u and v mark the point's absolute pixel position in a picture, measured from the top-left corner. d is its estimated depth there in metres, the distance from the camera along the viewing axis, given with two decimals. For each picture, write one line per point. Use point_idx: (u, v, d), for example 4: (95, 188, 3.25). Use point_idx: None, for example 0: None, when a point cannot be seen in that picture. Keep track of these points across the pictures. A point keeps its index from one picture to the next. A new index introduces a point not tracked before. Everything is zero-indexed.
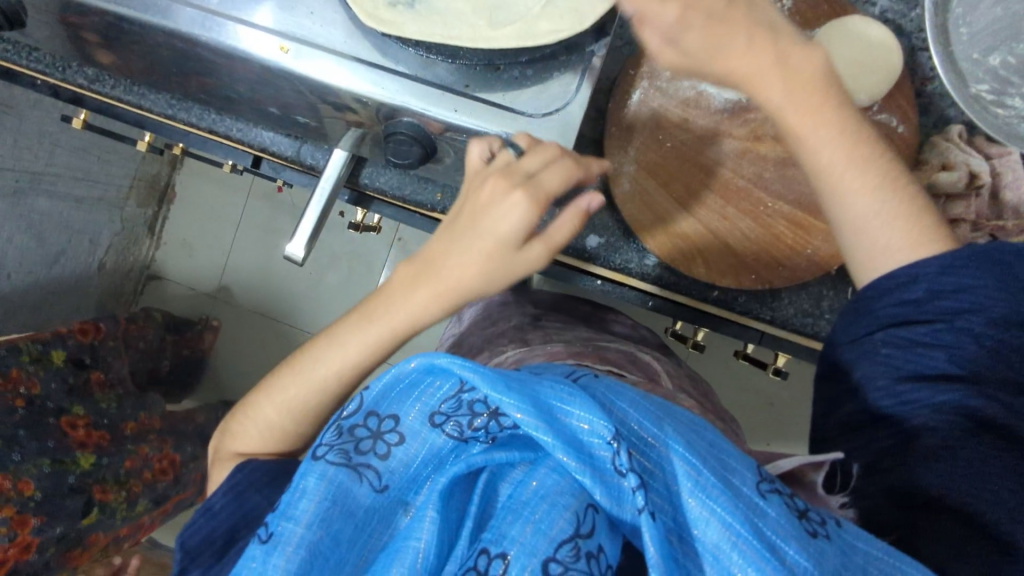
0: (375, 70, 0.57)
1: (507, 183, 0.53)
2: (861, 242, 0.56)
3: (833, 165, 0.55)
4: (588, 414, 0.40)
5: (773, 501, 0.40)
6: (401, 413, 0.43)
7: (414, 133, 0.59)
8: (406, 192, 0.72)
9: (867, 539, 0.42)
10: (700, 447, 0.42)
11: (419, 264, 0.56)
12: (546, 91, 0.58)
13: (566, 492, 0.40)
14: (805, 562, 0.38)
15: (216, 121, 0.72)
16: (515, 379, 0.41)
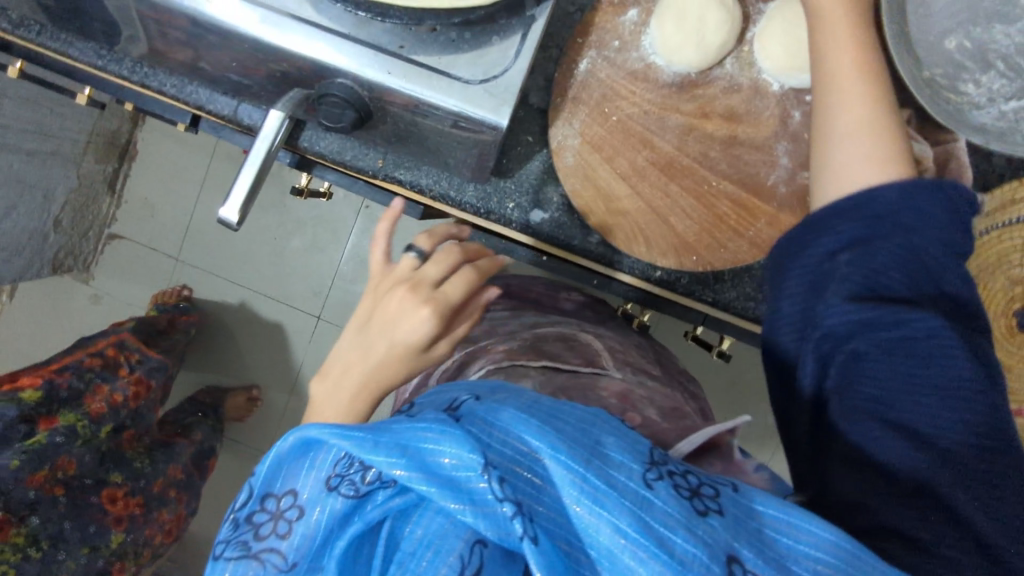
0: (306, 27, 0.54)
1: (415, 299, 0.58)
2: (846, 147, 0.54)
3: (845, 60, 0.55)
4: (457, 449, 0.39)
5: (661, 489, 0.40)
6: (296, 487, 0.43)
7: (347, 96, 0.57)
8: (347, 156, 0.69)
9: (757, 492, 0.44)
10: (579, 443, 0.41)
11: (334, 370, 0.60)
12: (485, 56, 0.55)
13: (450, 533, 0.40)
14: (695, 549, 0.38)
15: (149, 75, 0.69)
16: (385, 432, 0.40)
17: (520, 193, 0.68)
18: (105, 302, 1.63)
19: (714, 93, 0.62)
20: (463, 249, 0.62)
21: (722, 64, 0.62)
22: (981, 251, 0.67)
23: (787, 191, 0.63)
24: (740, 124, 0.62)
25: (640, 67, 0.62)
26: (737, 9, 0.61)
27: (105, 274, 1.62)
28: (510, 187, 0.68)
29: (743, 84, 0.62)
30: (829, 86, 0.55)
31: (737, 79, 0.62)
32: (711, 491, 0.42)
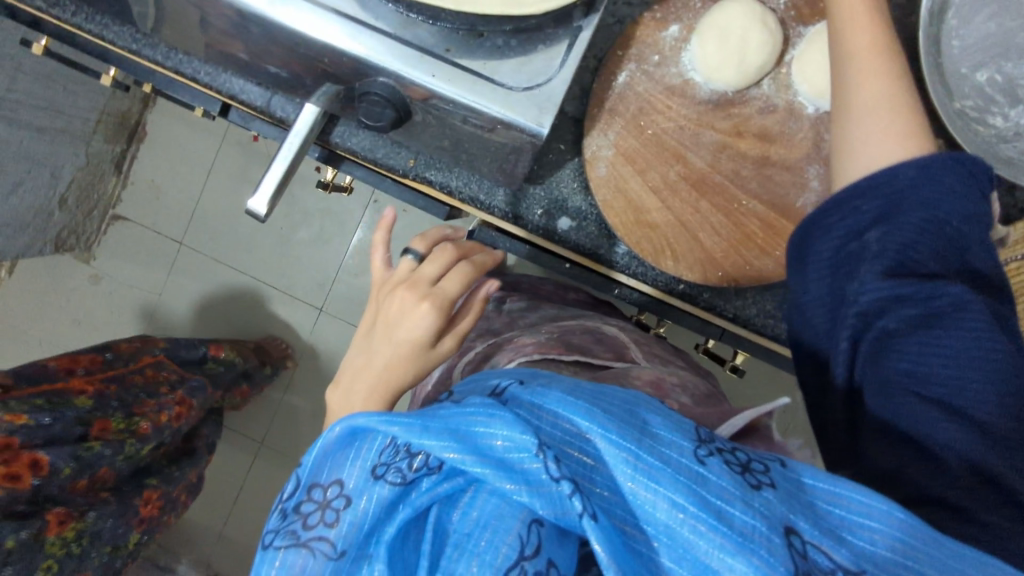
0: (351, 24, 0.54)
1: (414, 296, 0.62)
2: (865, 128, 0.54)
3: (866, 43, 0.55)
4: (508, 430, 0.39)
5: (713, 465, 0.39)
6: (343, 477, 0.43)
7: (387, 95, 0.57)
8: (378, 154, 0.69)
9: (809, 468, 0.42)
10: (625, 420, 0.40)
11: (346, 375, 0.64)
12: (530, 64, 0.55)
13: (507, 513, 0.40)
14: (753, 520, 0.37)
15: (183, 62, 0.69)
16: (432, 418, 0.41)
17: (548, 200, 0.68)
18: (105, 283, 1.60)
19: (750, 113, 0.63)
20: (456, 248, 0.67)
21: (759, 84, 0.62)
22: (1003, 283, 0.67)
23: None
24: (773, 145, 0.63)
25: (678, 82, 0.63)
26: (778, 31, 0.61)
27: (108, 255, 1.60)
28: (540, 194, 0.68)
29: (779, 105, 0.62)
30: (850, 67, 0.55)
31: (773, 100, 0.62)
32: (762, 465, 0.41)
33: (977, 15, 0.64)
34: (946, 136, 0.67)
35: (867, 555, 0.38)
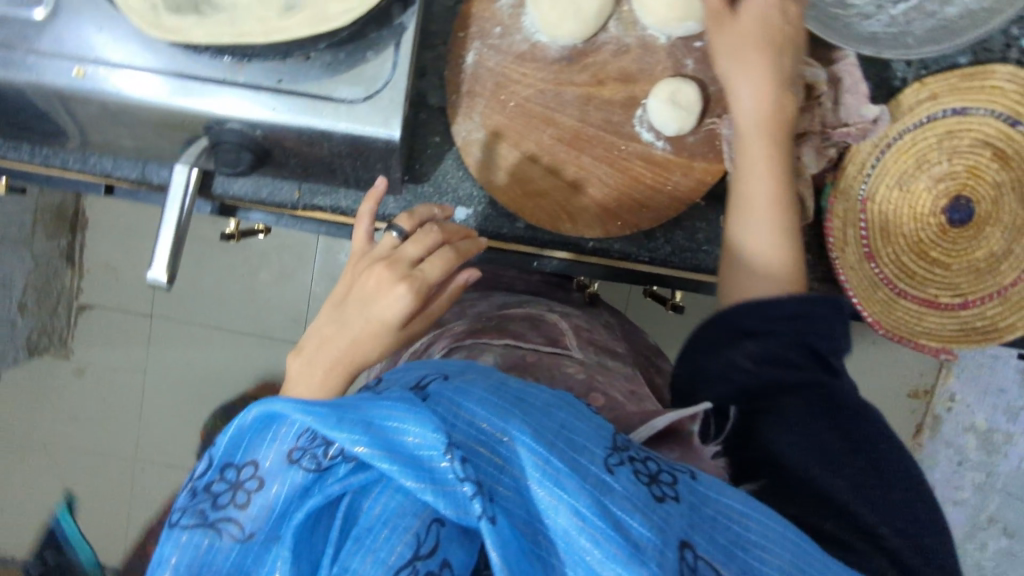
0: (182, 80, 0.54)
1: (393, 275, 0.55)
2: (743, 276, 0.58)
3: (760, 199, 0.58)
4: (423, 427, 0.37)
5: (621, 475, 0.41)
6: (259, 458, 0.40)
7: (240, 139, 0.57)
8: (262, 194, 0.69)
9: (718, 486, 0.45)
10: (545, 428, 0.41)
11: (304, 342, 0.58)
12: (363, 73, 0.55)
13: (408, 512, 0.38)
14: (650, 533, 0.39)
15: (50, 156, 0.70)
16: (349, 408, 0.38)
17: (439, 195, 0.68)
18: (90, 372, 1.56)
19: (605, 59, 0.62)
20: (444, 228, 0.59)
21: (606, 28, 0.61)
22: (900, 156, 0.67)
23: (697, 139, 0.63)
24: (635, 84, 0.62)
25: (526, 47, 0.62)
26: None
27: (86, 345, 1.55)
28: (428, 191, 0.68)
29: (631, 44, 0.62)
30: (740, 222, 0.59)
31: (624, 40, 0.62)
32: (669, 477, 0.43)
33: None
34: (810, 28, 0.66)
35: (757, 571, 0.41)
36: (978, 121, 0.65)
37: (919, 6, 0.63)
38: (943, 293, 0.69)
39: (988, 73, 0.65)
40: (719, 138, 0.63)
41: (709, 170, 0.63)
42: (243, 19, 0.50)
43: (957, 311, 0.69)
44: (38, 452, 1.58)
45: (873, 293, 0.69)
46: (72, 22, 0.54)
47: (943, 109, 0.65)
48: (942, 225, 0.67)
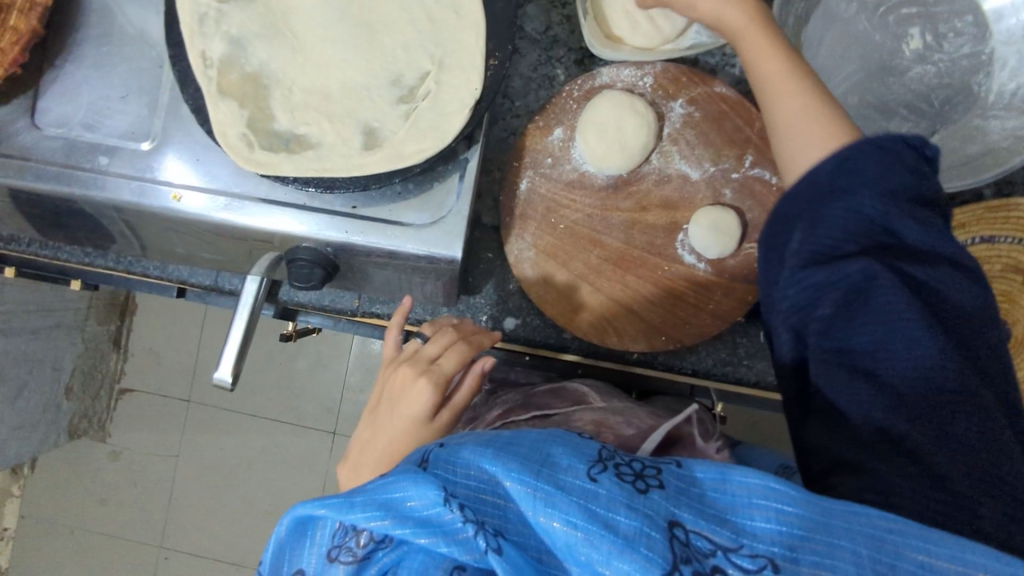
0: (266, 205, 0.60)
1: (414, 372, 0.59)
2: (787, 139, 0.53)
3: (769, 74, 0.54)
4: (419, 490, 0.42)
5: (605, 479, 0.42)
6: (304, 564, 0.46)
7: (313, 257, 0.61)
8: (326, 301, 0.74)
9: (693, 465, 0.44)
10: (529, 458, 0.43)
11: (350, 460, 0.59)
12: (428, 201, 0.60)
13: (432, 565, 0.43)
14: (636, 523, 0.39)
15: (134, 263, 0.76)
16: (359, 492, 0.43)
17: (490, 306, 0.72)
18: (124, 457, 1.57)
19: (648, 188, 0.67)
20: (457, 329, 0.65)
21: (649, 160, 0.67)
22: None
23: (735, 263, 0.66)
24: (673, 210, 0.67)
25: (575, 176, 0.67)
26: (649, 113, 0.66)
27: (121, 429, 1.58)
28: (479, 302, 0.72)
29: (672, 175, 0.67)
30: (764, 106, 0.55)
31: (666, 171, 0.67)
32: (654, 470, 0.43)
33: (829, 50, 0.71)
34: None
35: (753, 532, 0.40)
36: (1009, 249, 0.68)
37: (940, 142, 0.69)
38: None
39: (1012, 205, 0.67)
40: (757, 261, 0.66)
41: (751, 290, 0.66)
42: (328, 155, 0.56)
43: None
44: (66, 534, 1.59)
45: None
46: (172, 152, 0.60)
47: (972, 237, 0.69)
48: None
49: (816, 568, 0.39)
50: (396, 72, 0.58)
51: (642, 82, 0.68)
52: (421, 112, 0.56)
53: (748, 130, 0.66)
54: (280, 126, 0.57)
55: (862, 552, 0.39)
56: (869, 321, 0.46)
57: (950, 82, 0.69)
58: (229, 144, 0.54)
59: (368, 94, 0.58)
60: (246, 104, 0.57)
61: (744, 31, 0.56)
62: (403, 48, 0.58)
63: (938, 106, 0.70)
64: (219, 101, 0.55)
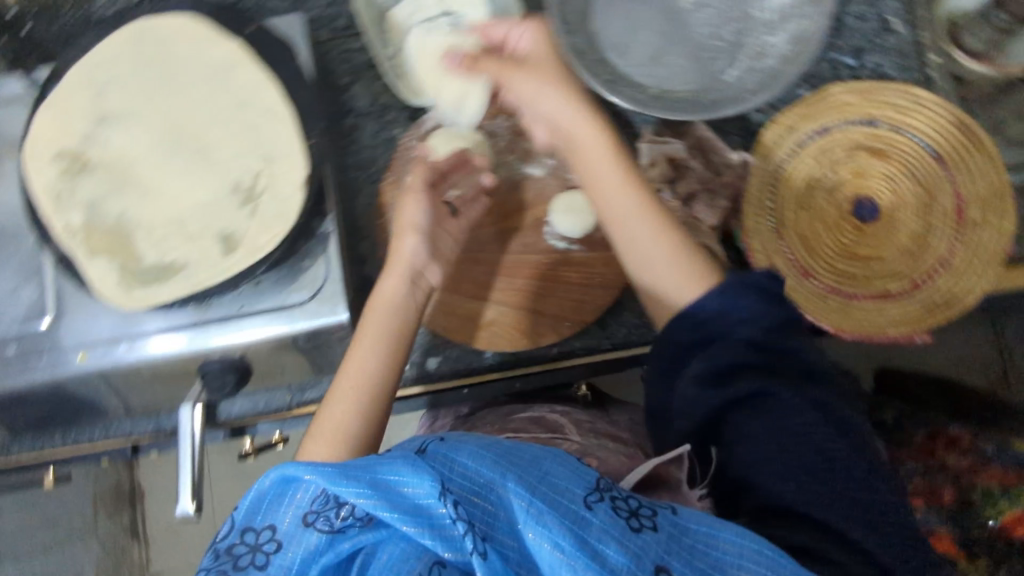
0: (164, 332, 0.64)
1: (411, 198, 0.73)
2: (639, 258, 0.66)
3: (624, 212, 0.65)
4: (417, 480, 0.49)
5: (599, 509, 0.49)
6: (275, 523, 0.51)
7: (225, 362, 0.66)
8: (259, 405, 0.79)
9: (698, 516, 0.51)
10: (529, 475, 0.50)
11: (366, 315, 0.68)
12: (304, 277, 0.65)
13: (411, 555, 0.49)
14: (620, 559, 0.47)
15: (80, 433, 0.80)
16: (355, 469, 0.49)
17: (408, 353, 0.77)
18: None
19: (502, 198, 0.73)
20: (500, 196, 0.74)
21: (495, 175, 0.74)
22: (791, 182, 0.73)
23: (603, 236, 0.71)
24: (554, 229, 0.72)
25: None
26: (478, 139, 0.74)
27: None
28: None
29: (519, 179, 0.73)
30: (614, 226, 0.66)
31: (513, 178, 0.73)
32: (649, 510, 0.50)
33: (623, 24, 0.76)
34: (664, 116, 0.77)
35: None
36: (842, 132, 0.73)
37: (745, 67, 0.74)
38: (891, 283, 0.73)
39: (829, 96, 0.73)
40: None
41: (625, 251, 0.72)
42: (200, 271, 0.61)
43: (912, 294, 0.72)
44: None
45: (825, 303, 0.73)
46: (67, 318, 0.65)
47: (806, 134, 0.73)
48: (856, 225, 0.73)
49: None
50: (234, 178, 0.63)
51: (464, 111, 0.75)
52: (263, 203, 0.62)
53: None
54: (148, 261, 0.62)
55: None
56: (794, 468, 0.55)
57: (732, 16, 0.76)
58: (109, 291, 0.61)
59: (217, 206, 0.63)
60: (115, 254, 0.62)
61: (619, 190, 0.65)
62: (235, 156, 0.64)
63: (732, 38, 0.75)
64: (89, 260, 0.62)
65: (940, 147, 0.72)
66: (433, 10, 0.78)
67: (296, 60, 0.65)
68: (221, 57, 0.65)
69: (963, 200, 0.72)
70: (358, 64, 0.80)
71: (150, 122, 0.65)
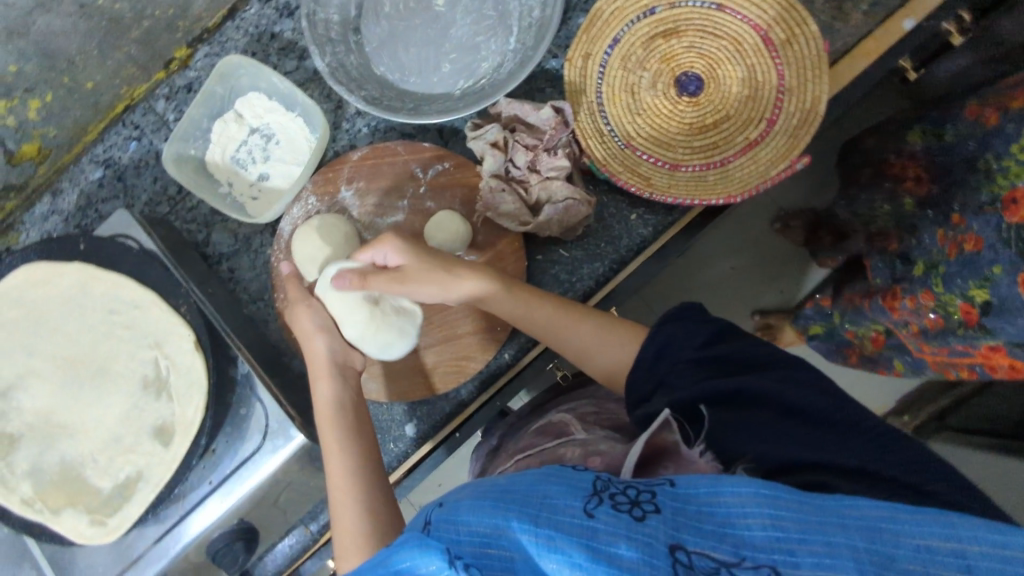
0: (159, 540, 0.66)
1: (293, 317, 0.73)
2: (576, 352, 0.70)
3: (558, 326, 0.70)
4: (429, 556, 0.41)
5: (602, 512, 0.41)
6: None
7: (228, 536, 0.67)
8: (289, 550, 0.83)
9: (695, 479, 0.43)
10: (526, 503, 0.42)
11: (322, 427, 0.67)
12: (249, 424, 0.67)
13: None
14: (637, 554, 0.38)
15: None
16: (372, 566, 0.43)
17: (387, 432, 0.80)
18: None
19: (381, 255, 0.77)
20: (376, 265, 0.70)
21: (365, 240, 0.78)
22: (614, 100, 0.76)
23: (483, 234, 0.78)
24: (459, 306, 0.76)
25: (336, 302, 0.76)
26: (328, 225, 0.75)
27: None
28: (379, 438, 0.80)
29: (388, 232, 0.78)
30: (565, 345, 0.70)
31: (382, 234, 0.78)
32: (648, 492, 0.42)
33: (400, 55, 0.80)
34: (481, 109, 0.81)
35: (749, 540, 0.39)
36: (631, 34, 0.75)
37: (520, 32, 0.79)
38: (750, 130, 0.74)
39: (599, 12, 0.75)
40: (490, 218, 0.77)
41: (510, 240, 0.77)
42: (154, 472, 0.64)
43: (773, 129, 0.73)
44: None
45: (706, 179, 0.75)
46: None
47: (603, 53, 0.76)
48: (690, 102, 0.75)
49: (817, 567, 0.37)
50: (141, 377, 0.67)
51: (311, 205, 0.79)
52: (173, 383, 0.65)
53: (399, 158, 0.78)
54: (110, 487, 0.65)
55: (858, 543, 0.38)
56: (779, 433, 0.54)
57: None
58: (90, 534, 0.63)
59: (139, 407, 0.67)
60: (77, 501, 0.65)
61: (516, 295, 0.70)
62: (130, 358, 0.67)
63: (496, 15, 0.80)
64: (59, 516, 0.63)
65: None
66: (240, 132, 0.83)
67: (136, 248, 0.67)
68: (71, 284, 0.66)
69: (763, 28, 0.73)
70: (207, 216, 0.84)
71: (45, 372, 0.68)
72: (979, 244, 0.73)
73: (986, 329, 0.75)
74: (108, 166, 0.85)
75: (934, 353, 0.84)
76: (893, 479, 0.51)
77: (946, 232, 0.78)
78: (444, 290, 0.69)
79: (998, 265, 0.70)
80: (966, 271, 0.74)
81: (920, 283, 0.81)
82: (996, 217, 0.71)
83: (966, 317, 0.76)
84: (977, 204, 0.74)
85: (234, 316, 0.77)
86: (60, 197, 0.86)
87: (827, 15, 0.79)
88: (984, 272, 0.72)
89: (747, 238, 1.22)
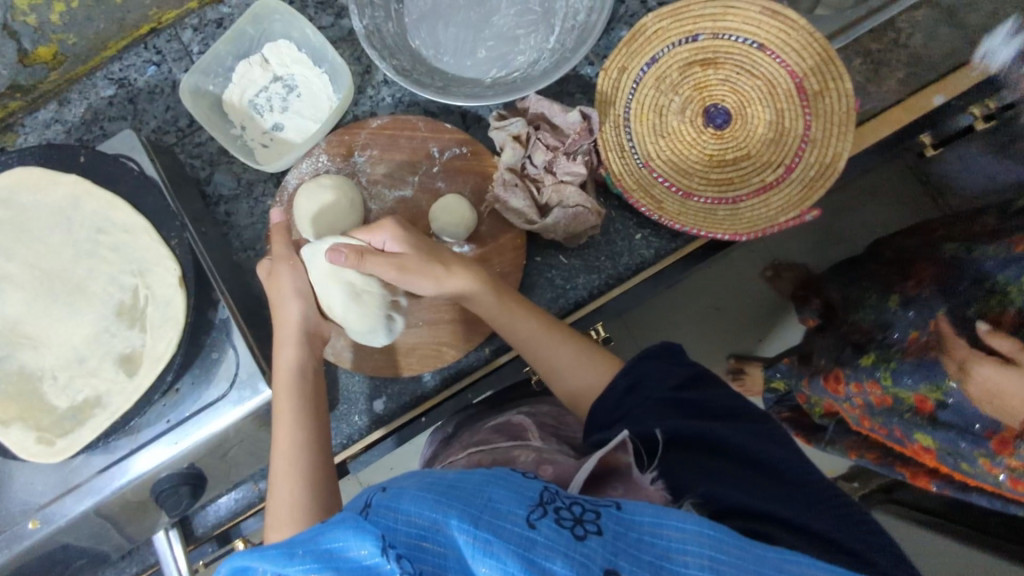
0: (103, 472, 0.64)
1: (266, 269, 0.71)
2: (549, 370, 0.70)
3: (534, 342, 0.69)
4: (362, 541, 0.39)
5: (543, 525, 0.40)
6: None
7: (173, 480, 0.66)
8: (233, 504, 0.81)
9: (641, 508, 0.43)
10: (470, 504, 0.41)
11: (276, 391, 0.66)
12: (217, 371, 0.65)
13: None
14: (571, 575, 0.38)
15: None
16: (301, 542, 0.41)
17: (353, 404, 0.79)
18: None
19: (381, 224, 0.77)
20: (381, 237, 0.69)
21: (368, 207, 0.77)
22: (642, 118, 0.76)
23: (487, 225, 0.77)
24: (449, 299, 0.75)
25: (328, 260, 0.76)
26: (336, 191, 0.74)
27: None
28: (344, 410, 0.79)
29: (392, 204, 0.78)
30: (537, 359, 0.70)
31: (385, 206, 0.78)
32: (593, 513, 0.42)
33: (438, 33, 0.80)
34: (507, 102, 0.81)
35: None
36: (670, 56, 0.75)
37: (561, 33, 0.79)
38: (766, 171, 0.74)
39: (644, 28, 0.74)
40: (497, 211, 0.77)
41: (513, 236, 0.77)
42: (113, 400, 0.62)
43: (789, 176, 0.74)
44: None
45: (716, 213, 0.75)
46: (6, 491, 0.65)
47: (639, 70, 0.75)
48: (714, 134, 0.75)
49: None
50: (117, 302, 0.66)
51: (321, 163, 0.78)
52: (150, 316, 0.63)
53: (418, 135, 0.77)
54: (65, 408, 0.63)
55: None
56: (743, 481, 0.54)
57: None
58: (35, 453, 0.61)
59: (109, 333, 0.65)
60: (28, 416, 0.63)
61: (498, 305, 0.69)
62: (110, 281, 0.66)
63: (541, 10, 0.79)
64: (5, 429, 0.62)
65: (761, 37, 0.73)
66: (263, 78, 0.81)
67: (137, 172, 0.65)
68: (63, 195, 0.65)
69: (799, 75, 0.73)
70: (213, 154, 0.82)
71: (20, 280, 0.66)
72: (947, 353, 0.76)
73: (935, 421, 0.78)
74: (122, 86, 0.83)
75: (868, 428, 0.88)
76: (842, 542, 0.51)
77: (920, 334, 0.81)
78: (443, 284, 0.68)
79: (954, 377, 0.75)
80: (918, 372, 0.78)
81: (867, 374, 0.83)
82: (978, 331, 0.74)
83: (921, 405, 0.79)
84: (965, 315, 0.77)
85: (223, 260, 0.76)
86: (66, 108, 0.83)
87: (862, 76, 0.80)
88: (938, 378, 0.76)
89: (739, 280, 1.23)
